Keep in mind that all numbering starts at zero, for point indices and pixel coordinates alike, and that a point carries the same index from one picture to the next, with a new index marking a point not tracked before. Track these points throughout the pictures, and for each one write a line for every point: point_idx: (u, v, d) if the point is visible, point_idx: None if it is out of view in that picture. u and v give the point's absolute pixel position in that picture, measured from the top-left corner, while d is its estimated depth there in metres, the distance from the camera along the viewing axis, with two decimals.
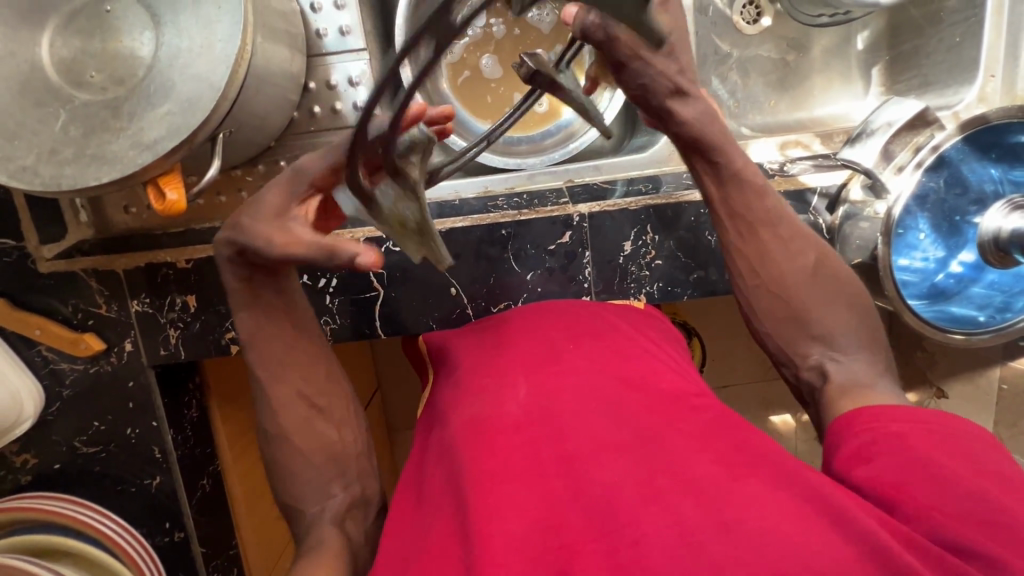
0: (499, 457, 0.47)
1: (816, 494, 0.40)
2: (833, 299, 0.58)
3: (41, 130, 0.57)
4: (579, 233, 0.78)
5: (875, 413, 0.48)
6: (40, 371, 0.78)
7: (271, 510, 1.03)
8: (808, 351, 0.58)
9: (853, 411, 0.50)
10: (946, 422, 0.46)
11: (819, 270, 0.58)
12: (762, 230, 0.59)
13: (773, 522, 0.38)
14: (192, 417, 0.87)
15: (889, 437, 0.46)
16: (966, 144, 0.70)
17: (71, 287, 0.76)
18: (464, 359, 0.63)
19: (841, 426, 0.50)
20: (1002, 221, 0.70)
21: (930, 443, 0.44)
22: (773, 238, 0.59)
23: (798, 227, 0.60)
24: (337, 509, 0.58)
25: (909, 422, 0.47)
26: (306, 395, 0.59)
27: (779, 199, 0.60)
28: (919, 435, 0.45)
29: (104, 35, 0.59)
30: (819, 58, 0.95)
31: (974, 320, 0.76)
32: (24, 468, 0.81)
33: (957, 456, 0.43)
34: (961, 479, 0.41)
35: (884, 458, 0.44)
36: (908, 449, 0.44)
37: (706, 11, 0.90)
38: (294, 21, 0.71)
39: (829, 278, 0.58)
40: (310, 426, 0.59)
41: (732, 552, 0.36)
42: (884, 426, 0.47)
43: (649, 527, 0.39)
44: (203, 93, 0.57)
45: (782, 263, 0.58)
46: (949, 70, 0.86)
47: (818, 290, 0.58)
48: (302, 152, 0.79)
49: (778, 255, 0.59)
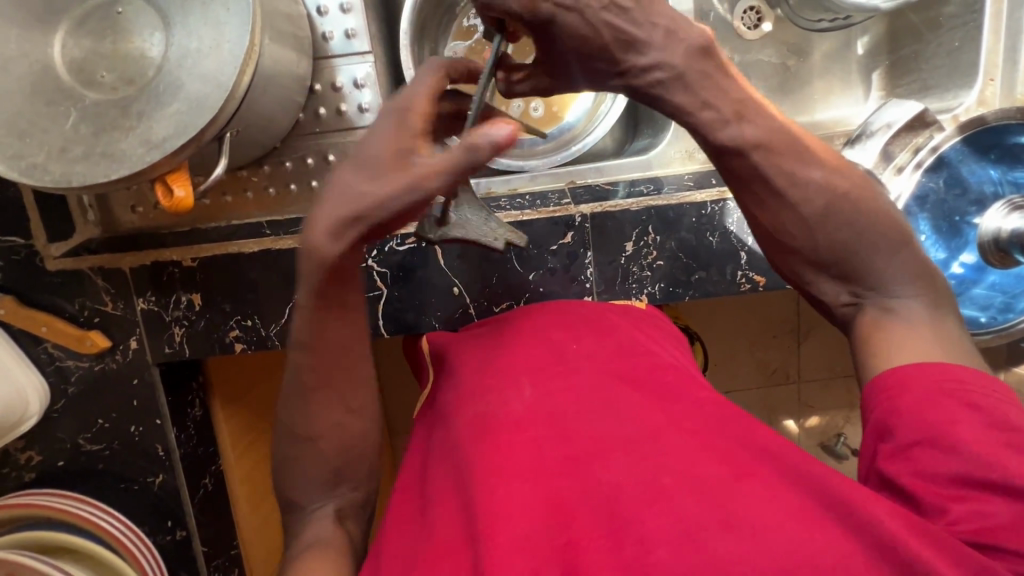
0: (503, 455, 0.47)
1: (821, 489, 0.41)
2: (860, 239, 0.52)
3: (52, 128, 0.58)
4: (581, 234, 0.79)
5: (901, 377, 0.46)
6: (46, 368, 0.79)
7: (269, 514, 1.03)
8: (835, 290, 0.54)
9: (886, 371, 0.48)
10: (973, 381, 0.45)
11: (831, 212, 0.52)
12: (758, 186, 0.53)
13: (778, 520, 0.38)
14: (195, 416, 0.88)
15: (915, 408, 0.45)
16: (964, 145, 0.71)
17: (77, 285, 0.77)
18: (473, 352, 0.64)
19: (876, 390, 0.48)
20: (1002, 221, 0.71)
21: (958, 413, 0.43)
22: (771, 193, 0.53)
23: (807, 164, 0.52)
24: (338, 503, 0.58)
25: (940, 383, 0.45)
26: (341, 394, 0.55)
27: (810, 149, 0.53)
28: (948, 403, 0.44)
29: (115, 36, 0.61)
30: (819, 62, 0.95)
31: (977, 322, 0.76)
32: (28, 466, 0.82)
33: (983, 429, 0.42)
34: (979, 462, 0.41)
35: (909, 433, 0.44)
36: (935, 424, 0.43)
37: (706, 17, 0.92)
38: (301, 24, 0.72)
39: (847, 218, 0.52)
40: (342, 428, 0.56)
41: (738, 551, 0.37)
42: (914, 393, 0.45)
43: (655, 526, 0.39)
44: (211, 92, 0.58)
45: (784, 213, 0.53)
46: (949, 74, 0.87)
47: (832, 235, 0.52)
48: (306, 154, 0.80)
49: (781, 206, 0.53)
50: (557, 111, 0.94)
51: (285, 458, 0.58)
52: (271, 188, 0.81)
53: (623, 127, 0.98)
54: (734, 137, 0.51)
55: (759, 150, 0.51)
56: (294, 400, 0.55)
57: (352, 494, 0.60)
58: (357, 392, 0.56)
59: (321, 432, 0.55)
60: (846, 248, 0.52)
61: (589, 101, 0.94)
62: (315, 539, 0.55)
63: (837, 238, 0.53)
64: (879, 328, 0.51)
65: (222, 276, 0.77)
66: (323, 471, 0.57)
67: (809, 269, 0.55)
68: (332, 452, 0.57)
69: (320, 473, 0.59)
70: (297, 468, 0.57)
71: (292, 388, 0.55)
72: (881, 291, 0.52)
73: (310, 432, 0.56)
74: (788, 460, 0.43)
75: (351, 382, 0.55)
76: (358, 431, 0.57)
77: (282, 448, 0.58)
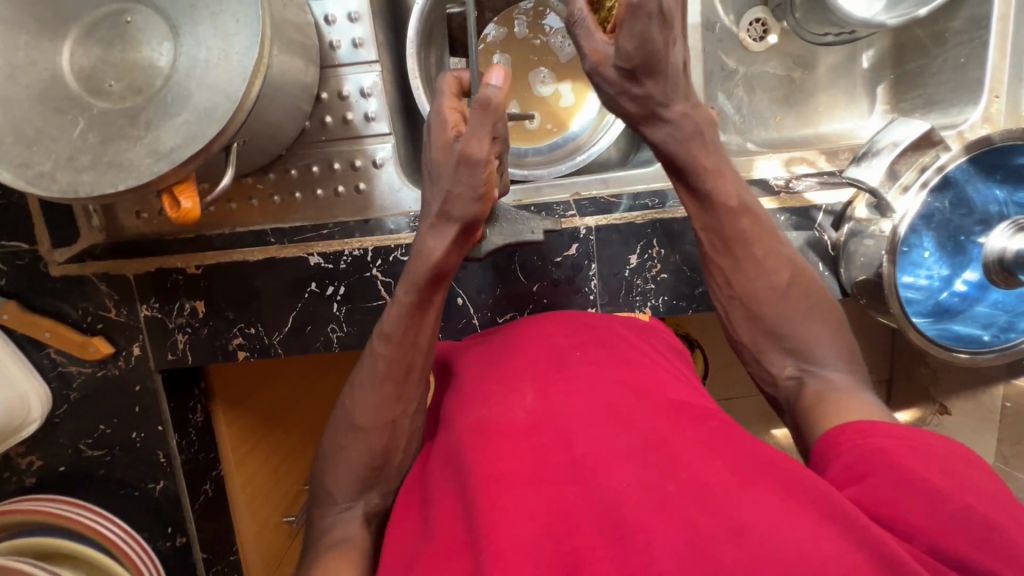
0: (507, 461, 0.47)
1: (825, 501, 0.41)
2: (810, 314, 0.61)
3: (61, 137, 0.58)
4: (586, 245, 0.79)
5: (857, 428, 0.49)
6: (49, 374, 0.79)
7: (269, 518, 1.04)
8: (782, 363, 0.61)
9: (839, 426, 0.50)
10: (920, 435, 0.47)
11: (794, 283, 0.62)
12: (740, 249, 0.63)
13: (785, 530, 0.38)
14: (197, 421, 0.88)
15: (871, 452, 0.46)
16: (971, 165, 0.71)
17: (81, 290, 0.77)
18: (462, 365, 0.64)
19: (828, 442, 0.50)
20: (1007, 242, 0.71)
21: (912, 456, 0.44)
22: (750, 254, 0.62)
23: (777, 245, 0.63)
24: (367, 506, 0.60)
25: (891, 434, 0.47)
26: (402, 391, 0.60)
27: (760, 221, 0.63)
28: (903, 449, 0.45)
29: (124, 45, 0.61)
30: (824, 75, 0.96)
31: (979, 340, 0.76)
32: (28, 471, 0.82)
33: (938, 469, 0.43)
34: (945, 493, 0.41)
35: (875, 470, 0.44)
36: (895, 464, 0.43)
37: (713, 28, 0.92)
38: (309, 33, 0.72)
39: (805, 295, 0.62)
40: (394, 425, 0.60)
41: (744, 559, 0.36)
42: (868, 439, 0.47)
43: (661, 534, 0.39)
44: (220, 103, 0.58)
45: (757, 279, 0.62)
46: (954, 90, 0.86)
47: (792, 306, 0.61)
48: (312, 162, 0.80)
49: (755, 271, 0.62)
50: (552, 128, 0.94)
51: (337, 448, 0.61)
52: (277, 195, 0.80)
53: (629, 138, 0.97)
54: (727, 197, 0.62)
55: (746, 216, 0.62)
56: (357, 388, 0.61)
57: (371, 500, 0.61)
58: (412, 390, 0.61)
59: (374, 422, 0.60)
60: (800, 319, 0.61)
61: (595, 110, 0.94)
62: (344, 538, 0.58)
63: (794, 307, 0.61)
64: (821, 399, 0.55)
65: (227, 285, 0.78)
66: (361, 468, 0.60)
67: (766, 338, 0.62)
68: (379, 446, 0.60)
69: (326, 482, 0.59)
70: (343, 458, 0.61)
71: (366, 373, 0.61)
72: (820, 363, 0.59)
73: (367, 422, 0.60)
74: (794, 474, 0.43)
75: (414, 382, 0.61)
76: (406, 432, 0.61)
77: (336, 438, 0.62)
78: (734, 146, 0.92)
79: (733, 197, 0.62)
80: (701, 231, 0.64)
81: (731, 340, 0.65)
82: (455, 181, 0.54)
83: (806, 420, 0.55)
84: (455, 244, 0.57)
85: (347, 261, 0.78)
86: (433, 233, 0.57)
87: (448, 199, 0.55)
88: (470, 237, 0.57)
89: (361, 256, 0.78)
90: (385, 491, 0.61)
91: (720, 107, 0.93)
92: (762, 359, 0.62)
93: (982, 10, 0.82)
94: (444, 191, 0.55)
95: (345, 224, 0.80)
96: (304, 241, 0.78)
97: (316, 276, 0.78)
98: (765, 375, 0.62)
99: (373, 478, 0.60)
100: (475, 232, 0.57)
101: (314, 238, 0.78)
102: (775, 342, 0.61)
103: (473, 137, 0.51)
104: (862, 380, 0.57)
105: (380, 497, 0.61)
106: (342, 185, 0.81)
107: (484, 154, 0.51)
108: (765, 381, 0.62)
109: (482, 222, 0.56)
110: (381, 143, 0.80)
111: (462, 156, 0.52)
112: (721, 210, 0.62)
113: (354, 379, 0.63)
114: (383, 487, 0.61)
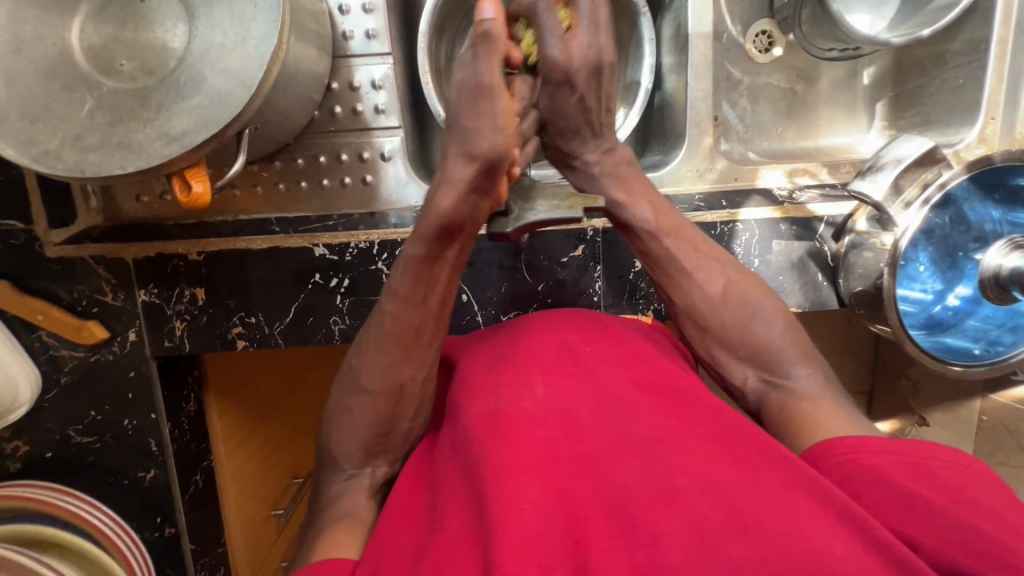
0: (517, 451, 0.47)
1: (834, 501, 0.41)
2: (753, 318, 0.62)
3: (68, 115, 0.57)
4: (592, 247, 0.80)
5: (849, 444, 0.49)
6: (39, 357, 0.77)
7: (258, 513, 1.03)
8: (743, 373, 0.62)
9: (826, 442, 0.50)
10: (912, 448, 0.47)
11: (730, 292, 0.64)
12: (671, 267, 0.66)
13: (792, 525, 0.39)
14: (190, 411, 0.86)
15: (859, 471, 0.46)
16: (970, 184, 0.73)
17: (76, 273, 0.76)
18: (466, 363, 0.64)
19: (811, 460, 0.50)
20: (1002, 259, 0.73)
21: (904, 472, 0.45)
22: (679, 271, 0.65)
23: (705, 258, 0.66)
24: (372, 477, 0.61)
25: (886, 453, 0.47)
26: (410, 354, 0.61)
27: (680, 227, 0.67)
28: (895, 467, 0.46)
29: (137, 24, 0.60)
30: (826, 90, 0.98)
31: (970, 353, 0.78)
32: (13, 456, 0.80)
33: (933, 485, 0.44)
34: (944, 510, 0.42)
35: (874, 495, 0.44)
36: (887, 483, 0.44)
37: (720, 37, 0.93)
38: (324, 22, 0.71)
39: (740, 300, 0.63)
40: (401, 390, 0.60)
41: (754, 554, 0.37)
42: (858, 456, 0.47)
43: (670, 528, 0.39)
44: (234, 89, 0.57)
45: (690, 292, 0.65)
46: (951, 110, 0.89)
47: (731, 315, 0.63)
48: (319, 152, 0.79)
49: (688, 284, 0.65)
50: None
51: (343, 410, 0.62)
52: (282, 184, 0.79)
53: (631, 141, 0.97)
54: (645, 221, 0.66)
55: (668, 236, 0.66)
56: (364, 351, 0.62)
57: (376, 471, 0.61)
58: (422, 351, 0.61)
59: (382, 386, 0.60)
60: (744, 325, 0.62)
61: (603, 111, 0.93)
62: (345, 515, 0.57)
63: (735, 315, 0.63)
64: (790, 409, 0.56)
65: (227, 271, 0.77)
66: (364, 438, 0.60)
67: (721, 349, 0.63)
68: (384, 410, 0.60)
69: (348, 446, 0.61)
70: (349, 423, 0.61)
71: (372, 334, 0.62)
72: (780, 373, 0.60)
73: (373, 385, 0.60)
74: (801, 471, 0.43)
75: (424, 345, 0.61)
76: (414, 399, 0.61)
77: (341, 401, 0.63)
78: (736, 155, 0.93)
79: (649, 220, 0.66)
80: (641, 256, 0.68)
81: (695, 355, 0.67)
82: (472, 114, 0.51)
83: (779, 432, 0.56)
84: (468, 189, 0.54)
85: (352, 253, 0.77)
86: (443, 186, 0.54)
87: (467, 136, 0.52)
88: (492, 178, 0.53)
89: (367, 249, 0.77)
90: (389, 461, 0.62)
91: (724, 116, 0.95)
92: (725, 372, 0.64)
93: (982, 34, 0.84)
94: (462, 128, 0.53)
95: (350, 216, 0.80)
96: (309, 231, 0.78)
97: (320, 267, 0.77)
98: (733, 387, 0.64)
99: (377, 446, 0.61)
100: (497, 176, 0.53)
101: (320, 229, 0.78)
102: (729, 352, 0.63)
103: (484, 63, 0.50)
104: (826, 380, 0.58)
105: (386, 466, 0.62)
106: (348, 177, 0.80)
107: (496, 80, 0.50)
108: (735, 395, 0.63)
109: (506, 162, 0.53)
110: (389, 136, 0.79)
111: (477, 83, 0.51)
112: (641, 231, 0.66)
113: (361, 342, 0.63)
114: (393, 457, 0.62)
